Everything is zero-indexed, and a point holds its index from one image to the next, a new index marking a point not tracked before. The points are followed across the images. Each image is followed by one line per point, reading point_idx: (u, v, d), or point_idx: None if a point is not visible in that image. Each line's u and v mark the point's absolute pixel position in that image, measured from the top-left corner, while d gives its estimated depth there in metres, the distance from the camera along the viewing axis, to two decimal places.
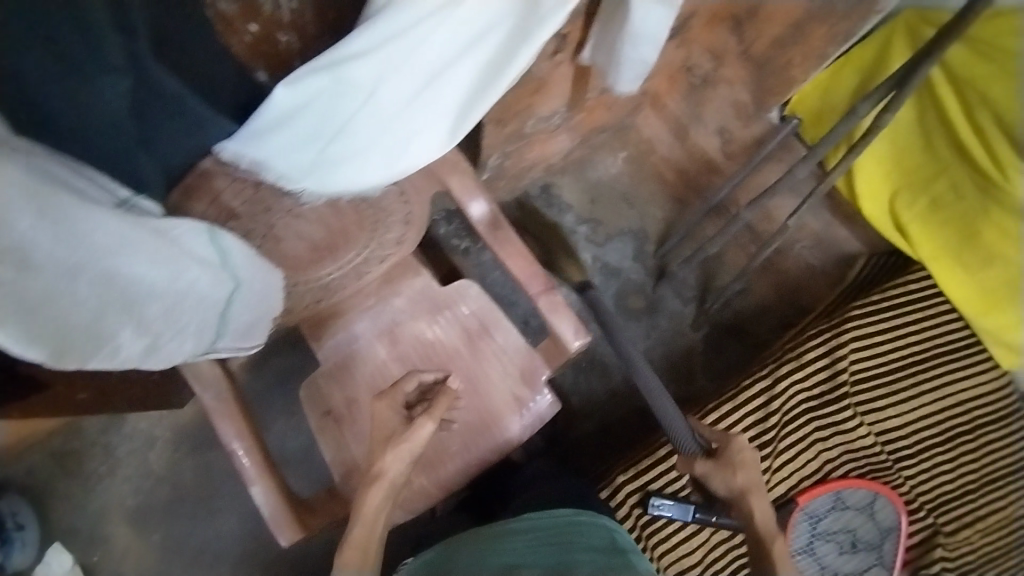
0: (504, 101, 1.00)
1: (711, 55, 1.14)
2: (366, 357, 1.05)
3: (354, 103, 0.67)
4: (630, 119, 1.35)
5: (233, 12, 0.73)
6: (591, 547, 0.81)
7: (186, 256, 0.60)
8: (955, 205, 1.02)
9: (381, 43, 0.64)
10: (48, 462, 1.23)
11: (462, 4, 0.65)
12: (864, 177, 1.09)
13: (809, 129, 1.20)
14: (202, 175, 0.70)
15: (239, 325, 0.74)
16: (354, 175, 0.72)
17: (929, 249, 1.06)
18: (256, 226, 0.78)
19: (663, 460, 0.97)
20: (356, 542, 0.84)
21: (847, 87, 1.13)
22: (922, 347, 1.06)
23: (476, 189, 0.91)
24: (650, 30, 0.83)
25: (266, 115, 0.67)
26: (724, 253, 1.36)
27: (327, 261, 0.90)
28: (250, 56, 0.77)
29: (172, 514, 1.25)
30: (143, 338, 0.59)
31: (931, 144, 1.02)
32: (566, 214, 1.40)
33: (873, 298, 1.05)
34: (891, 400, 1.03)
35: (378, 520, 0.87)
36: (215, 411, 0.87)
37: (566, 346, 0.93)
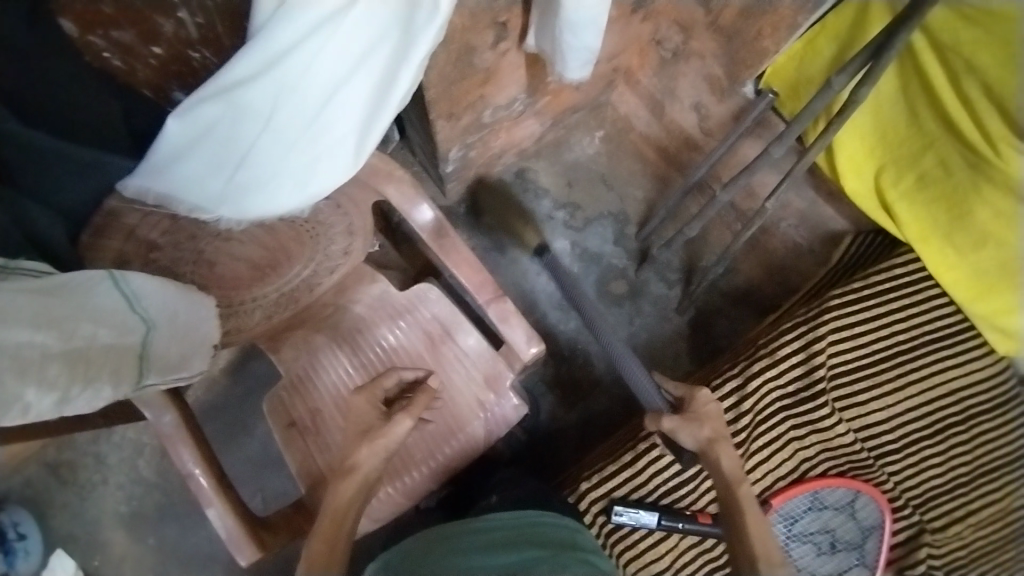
0: (449, 96, 0.95)
1: (678, 26, 1.09)
2: (326, 367, 1.02)
3: (251, 130, 0.64)
4: (603, 97, 1.30)
5: (131, 37, 0.70)
6: (542, 543, 0.78)
7: (80, 313, 0.59)
8: (944, 181, 0.95)
9: (266, 67, 0.61)
10: (43, 473, 1.25)
11: (345, 19, 0.59)
12: (845, 155, 1.02)
13: (787, 102, 1.11)
14: (110, 214, 0.68)
15: (166, 358, 0.71)
16: (265, 203, 0.67)
17: (917, 230, 1.00)
18: (183, 253, 0.76)
19: (629, 467, 0.94)
20: (322, 538, 0.79)
21: (824, 56, 1.03)
22: (910, 336, 1.02)
23: (417, 195, 0.86)
24: (584, 15, 0.77)
25: (163, 147, 0.65)
26: (709, 231, 1.30)
27: (271, 280, 0.87)
28: (158, 77, 0.75)
29: (165, 517, 1.26)
30: (54, 395, 0.56)
31: (918, 117, 0.94)
32: (542, 199, 1.34)
33: (854, 286, 1.02)
34: (874, 394, 1.00)
35: (345, 512, 0.82)
36: (168, 433, 0.85)
37: (520, 354, 0.90)
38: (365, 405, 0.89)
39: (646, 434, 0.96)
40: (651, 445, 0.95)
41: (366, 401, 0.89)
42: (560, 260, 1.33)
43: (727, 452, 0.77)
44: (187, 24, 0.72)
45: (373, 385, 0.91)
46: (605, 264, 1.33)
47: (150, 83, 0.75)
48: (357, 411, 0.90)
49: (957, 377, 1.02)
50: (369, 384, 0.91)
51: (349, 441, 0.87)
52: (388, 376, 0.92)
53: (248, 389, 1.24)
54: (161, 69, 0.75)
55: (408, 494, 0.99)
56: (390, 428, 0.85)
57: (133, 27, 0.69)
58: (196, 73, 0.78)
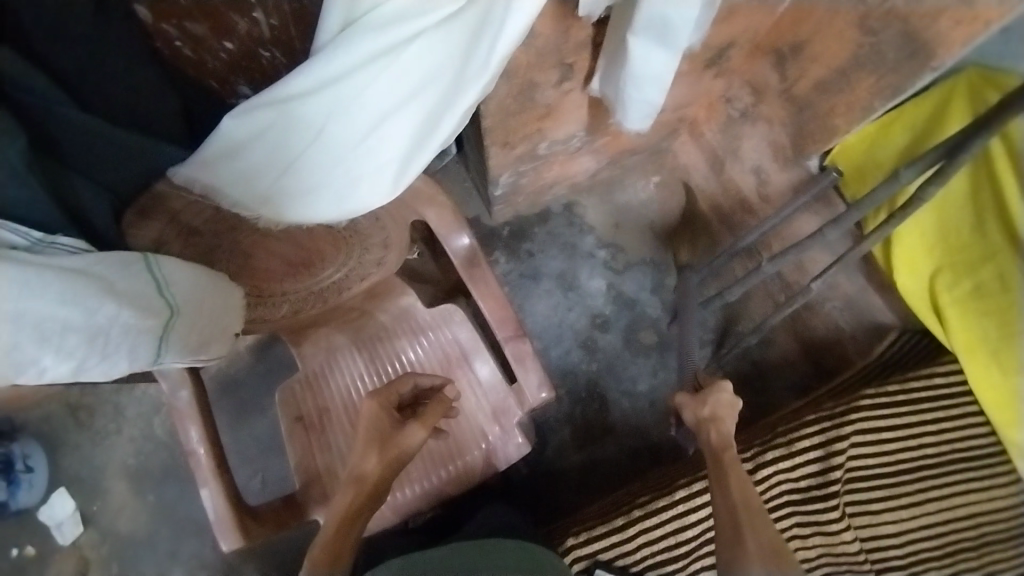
0: (506, 127, 0.95)
1: (750, 88, 1.08)
2: (341, 369, 1.04)
3: (299, 144, 0.66)
4: (666, 144, 1.28)
5: (204, 31, 0.73)
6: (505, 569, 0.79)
7: (108, 293, 0.61)
8: (1000, 295, 0.94)
9: (321, 87, 0.62)
10: (63, 412, 1.30)
11: (400, 56, 0.60)
12: (901, 248, 1.00)
13: (849, 185, 1.08)
14: (156, 197, 0.69)
15: (185, 342, 0.73)
16: (305, 210, 0.69)
17: (963, 340, 0.97)
18: (219, 241, 0.79)
19: (619, 531, 0.95)
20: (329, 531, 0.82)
21: (897, 144, 1.03)
22: (937, 452, 1.01)
23: (461, 223, 0.89)
24: (652, 73, 0.75)
25: (213, 145, 0.66)
26: (751, 297, 1.26)
27: (303, 277, 0.89)
28: (227, 70, 0.79)
29: (167, 478, 1.30)
30: (69, 363, 0.59)
31: (984, 227, 0.95)
32: (586, 235, 1.33)
33: (889, 390, 1.00)
34: (889, 505, 0.99)
35: (352, 522, 0.83)
36: (180, 409, 0.87)
37: (529, 396, 0.92)
38: (377, 411, 0.86)
39: (643, 501, 0.97)
40: (644, 513, 0.96)
41: (378, 408, 0.86)
42: (594, 299, 1.32)
43: (718, 431, 0.83)
44: (261, 24, 0.75)
45: (388, 389, 0.88)
46: (637, 311, 1.32)
47: (216, 76, 0.80)
48: (365, 417, 0.86)
49: (974, 500, 1.01)
50: (385, 389, 0.88)
51: (359, 447, 0.85)
52: (405, 381, 0.90)
53: (268, 370, 1.27)
54: (230, 63, 0.79)
55: (396, 508, 1.00)
56: (403, 439, 0.85)
57: (207, 21, 0.72)
58: (263, 71, 0.82)
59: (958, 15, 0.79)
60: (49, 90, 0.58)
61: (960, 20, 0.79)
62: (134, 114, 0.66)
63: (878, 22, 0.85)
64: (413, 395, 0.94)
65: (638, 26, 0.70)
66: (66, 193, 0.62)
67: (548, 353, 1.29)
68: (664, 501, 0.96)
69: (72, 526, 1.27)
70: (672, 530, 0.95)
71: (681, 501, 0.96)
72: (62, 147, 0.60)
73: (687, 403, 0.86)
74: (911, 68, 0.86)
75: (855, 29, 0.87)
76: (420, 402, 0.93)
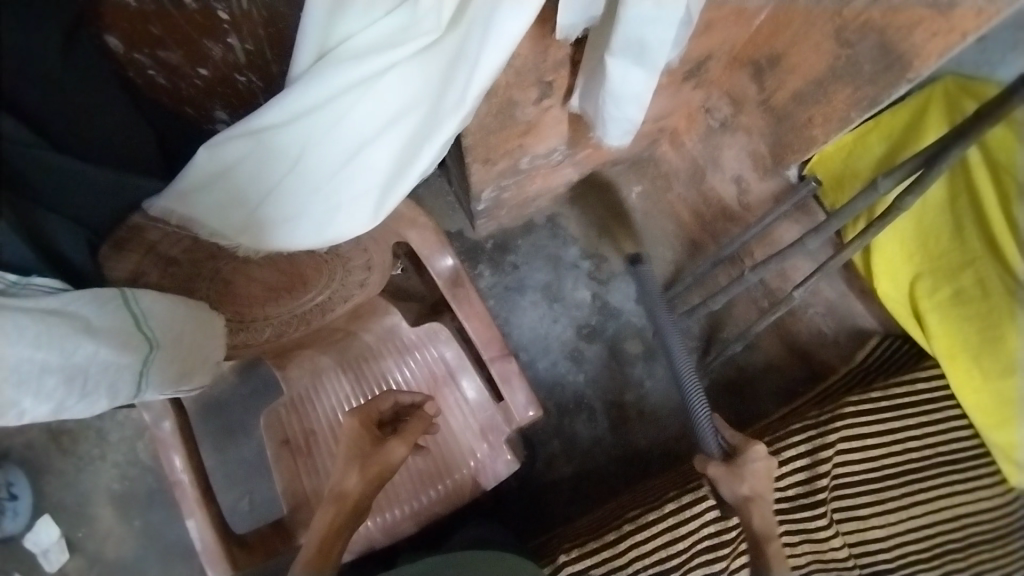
0: (487, 144, 0.95)
1: (730, 99, 1.09)
2: (327, 391, 1.03)
3: (277, 173, 0.65)
4: (646, 153, 1.29)
5: (177, 58, 0.72)
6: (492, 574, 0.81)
7: (85, 332, 0.60)
8: (979, 301, 0.96)
9: (300, 117, 0.62)
10: (45, 438, 1.28)
11: (380, 83, 0.61)
12: (881, 255, 1.02)
13: (828, 194, 1.08)
14: (133, 228, 0.69)
15: (168, 373, 0.72)
16: (286, 237, 0.68)
17: (946, 346, 0.99)
18: (199, 270, 0.78)
19: (610, 546, 0.96)
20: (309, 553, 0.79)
21: (874, 154, 1.04)
22: (922, 456, 1.03)
23: (445, 245, 0.89)
24: (630, 91, 0.74)
25: (188, 176, 0.63)
26: (735, 304, 1.27)
27: (285, 301, 0.87)
28: (203, 95, 0.78)
29: (153, 502, 1.27)
30: (48, 404, 0.59)
31: (961, 233, 0.97)
32: (570, 246, 1.33)
33: (872, 396, 1.02)
34: (875, 509, 1.00)
35: (333, 544, 0.81)
36: (164, 438, 0.86)
37: (517, 415, 0.95)
38: (360, 427, 0.85)
39: (632, 516, 0.99)
40: (634, 527, 0.97)
41: (358, 426, 0.85)
42: (579, 309, 1.32)
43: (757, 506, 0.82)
44: (235, 49, 0.75)
45: (370, 406, 0.88)
46: (623, 320, 1.32)
47: (191, 102, 0.78)
48: (348, 433, 0.85)
49: (958, 502, 1.03)
50: (364, 406, 0.87)
51: (339, 464, 0.84)
52: (386, 398, 0.90)
53: (253, 391, 1.24)
54: (207, 88, 0.78)
55: (387, 530, 0.99)
56: (384, 456, 0.84)
57: (180, 49, 0.71)
58: (240, 96, 0.82)
59: (934, 26, 0.78)
60: (31, 137, 0.53)
61: (937, 31, 0.79)
62: (110, 147, 0.63)
63: (854, 34, 0.85)
64: (394, 411, 0.94)
65: (614, 46, 0.70)
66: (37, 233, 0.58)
67: (535, 365, 1.29)
68: (655, 514, 0.98)
69: (58, 553, 1.24)
70: (662, 542, 0.96)
71: (671, 514, 0.98)
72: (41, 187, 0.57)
73: (721, 476, 0.83)
74: (886, 80, 0.86)
75: (831, 41, 0.88)
76: (401, 418, 0.93)
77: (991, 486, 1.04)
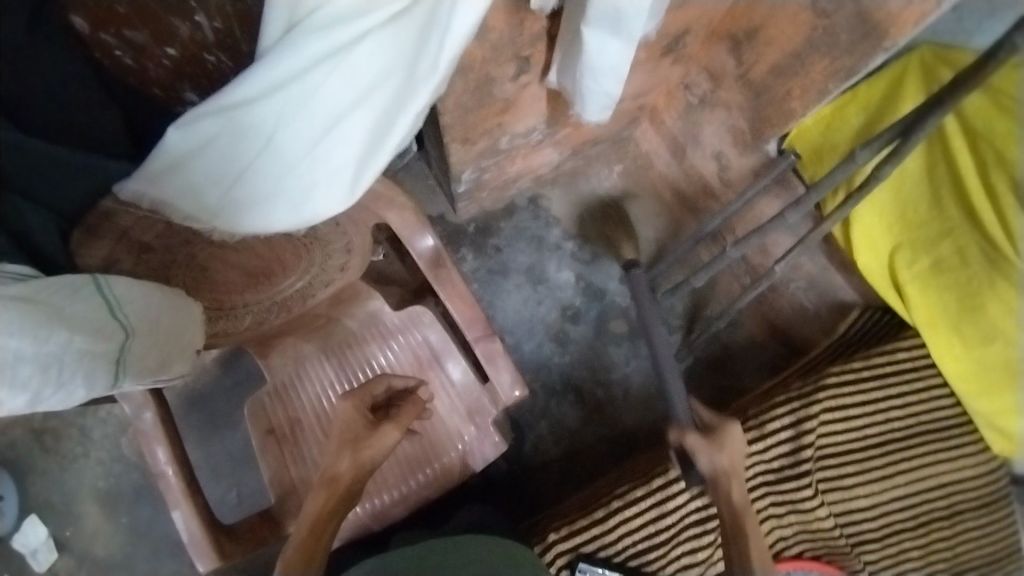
0: (465, 123, 0.93)
1: (708, 74, 1.08)
2: (311, 377, 1.02)
3: (250, 152, 0.63)
4: (627, 132, 1.28)
5: (144, 36, 0.70)
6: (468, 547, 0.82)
7: (59, 319, 0.58)
8: (959, 270, 0.97)
9: (271, 91, 0.60)
10: (27, 438, 1.25)
11: (351, 55, 0.59)
12: (861, 228, 1.03)
13: (808, 166, 1.09)
14: (103, 215, 0.66)
15: (146, 361, 0.70)
16: (261, 218, 0.67)
17: (924, 315, 1.01)
18: (174, 256, 0.76)
19: (599, 522, 0.96)
20: (300, 550, 0.79)
21: (852, 125, 1.05)
22: (906, 425, 1.04)
23: (426, 225, 0.88)
24: (607, 63, 0.74)
25: (160, 155, 0.62)
26: (718, 281, 1.28)
27: (264, 287, 0.86)
28: (171, 78, 0.76)
29: (140, 499, 1.25)
30: (25, 395, 0.57)
31: (941, 201, 0.98)
32: (552, 228, 1.33)
33: (854, 365, 1.03)
34: (860, 479, 1.02)
35: (325, 526, 0.81)
36: (146, 430, 0.84)
37: (503, 394, 0.95)
38: (350, 413, 0.84)
39: (621, 492, 0.98)
40: (624, 504, 0.97)
41: (351, 411, 0.84)
42: (563, 291, 1.31)
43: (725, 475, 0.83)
44: (204, 27, 0.73)
45: (362, 391, 0.86)
46: (608, 300, 1.32)
47: (159, 83, 0.76)
48: (340, 418, 0.84)
49: (944, 470, 1.05)
50: (359, 390, 0.86)
51: (332, 449, 0.83)
52: (378, 383, 0.87)
53: (237, 383, 1.22)
54: (175, 70, 0.75)
55: (378, 516, 0.99)
56: (376, 440, 0.83)
57: (146, 27, 0.70)
58: (209, 78, 0.80)
59: None
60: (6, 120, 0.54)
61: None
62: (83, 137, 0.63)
63: (831, 3, 0.86)
64: (386, 397, 0.91)
65: (591, 17, 0.69)
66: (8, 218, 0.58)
67: (521, 347, 1.29)
68: (643, 490, 0.97)
69: (47, 554, 1.23)
70: (652, 517, 0.97)
71: (659, 488, 0.98)
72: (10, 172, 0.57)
73: (699, 445, 0.81)
74: (864, 49, 0.86)
75: (808, 11, 0.88)
76: (390, 404, 0.91)
77: (972, 452, 1.06)
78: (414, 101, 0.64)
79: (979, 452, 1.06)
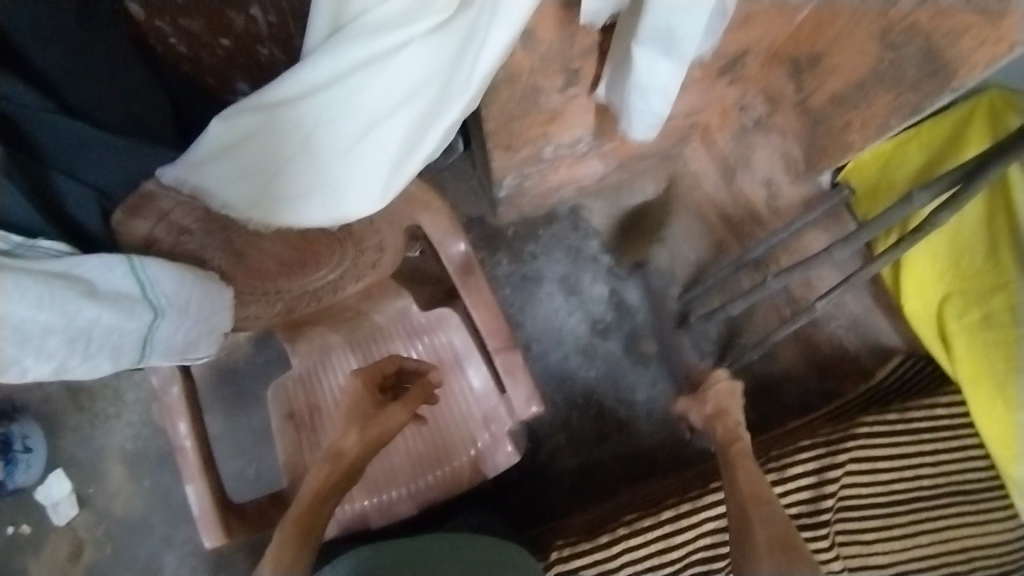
0: (510, 131, 0.93)
1: (764, 98, 1.05)
2: (336, 370, 1.04)
3: (288, 148, 0.64)
4: (677, 150, 1.25)
5: (199, 28, 0.76)
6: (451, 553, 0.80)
7: (88, 297, 0.61)
8: (1010, 328, 0.93)
9: (312, 91, 0.62)
10: (64, 394, 1.30)
11: (390, 62, 0.60)
12: (914, 276, 1.01)
13: (861, 204, 1.05)
14: (145, 196, 0.68)
15: (174, 340, 0.72)
16: (293, 214, 0.67)
17: (970, 371, 0.97)
18: (212, 241, 0.75)
19: (602, 548, 0.95)
20: (296, 521, 0.77)
21: (913, 165, 1.01)
22: (935, 486, 1.00)
23: (460, 230, 0.87)
24: (655, 83, 0.71)
25: (204, 145, 0.65)
26: (756, 311, 1.23)
27: (297, 275, 0.85)
28: (223, 66, 0.82)
29: (163, 464, 1.30)
30: (49, 364, 0.60)
31: (996, 254, 0.95)
32: (591, 239, 1.31)
33: (888, 418, 0.99)
34: (881, 535, 0.97)
35: (325, 498, 0.79)
36: (171, 404, 0.86)
37: (518, 408, 0.94)
38: (361, 390, 0.86)
39: (628, 520, 0.98)
40: (629, 531, 0.96)
41: (361, 387, 0.86)
42: (595, 304, 1.30)
43: (724, 425, 0.88)
44: (258, 21, 0.76)
45: (374, 369, 0.89)
46: (640, 318, 1.30)
47: (212, 73, 0.83)
48: (352, 395, 0.85)
49: (972, 537, 1.00)
50: (369, 368, 0.88)
51: (340, 424, 0.84)
52: (389, 361, 0.90)
53: (266, 363, 1.25)
54: (227, 59, 0.81)
55: (383, 511, 1.00)
56: (385, 418, 0.84)
57: (201, 17, 0.75)
58: (261, 68, 0.83)
59: (981, 34, 0.76)
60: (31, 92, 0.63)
61: (984, 40, 0.76)
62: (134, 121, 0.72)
63: (900, 36, 0.82)
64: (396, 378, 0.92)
65: (642, 35, 0.67)
66: (45, 187, 0.66)
67: (547, 356, 1.28)
68: (651, 520, 0.96)
69: (68, 508, 1.27)
70: (656, 550, 0.95)
71: (667, 520, 0.96)
72: (48, 148, 0.65)
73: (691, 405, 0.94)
74: (930, 86, 0.83)
75: (875, 42, 0.84)
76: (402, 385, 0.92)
77: (1003, 521, 1.00)
78: (446, 117, 0.63)
79: (1013, 523, 1.00)
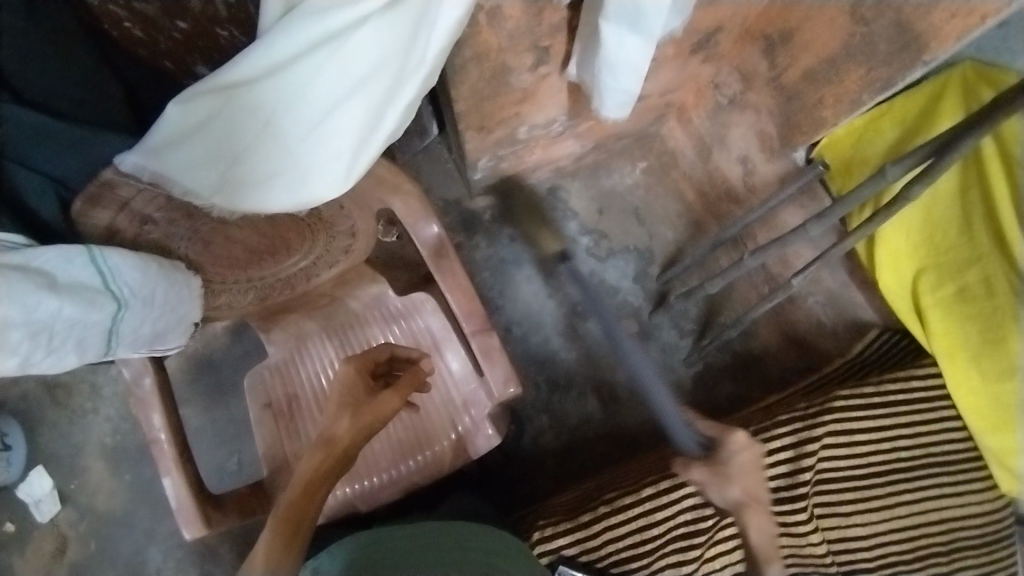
0: (480, 111, 0.91)
1: (739, 75, 1.04)
2: (312, 358, 1.03)
3: (250, 131, 0.62)
4: (654, 129, 1.24)
5: (155, 11, 0.74)
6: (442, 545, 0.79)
7: (48, 288, 0.59)
8: (984, 301, 0.94)
9: (271, 71, 0.60)
10: (40, 390, 1.28)
11: (349, 39, 0.59)
12: (888, 249, 1.01)
13: (835, 179, 1.04)
14: (104, 183, 0.66)
15: (142, 331, 0.70)
16: (258, 199, 0.65)
17: (945, 343, 0.98)
18: (177, 230, 0.73)
19: (584, 526, 0.96)
20: (284, 518, 0.75)
21: (886, 140, 1.01)
22: (912, 457, 1.01)
23: (431, 212, 0.85)
24: (625, 60, 0.70)
25: (161, 130, 0.62)
26: (735, 289, 1.24)
27: (267, 262, 0.84)
28: (183, 50, 0.80)
29: (144, 457, 1.29)
30: (12, 358, 0.59)
31: (970, 226, 0.96)
32: (569, 221, 1.30)
33: (864, 391, 1.00)
34: (858, 507, 0.98)
35: (318, 486, 0.78)
36: (143, 396, 0.85)
37: (496, 390, 0.94)
38: (353, 376, 0.84)
39: (609, 498, 0.98)
40: (610, 510, 0.97)
41: (353, 374, 0.84)
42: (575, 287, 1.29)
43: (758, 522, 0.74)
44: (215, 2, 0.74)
45: (365, 356, 0.87)
46: (620, 299, 1.29)
47: (171, 56, 0.81)
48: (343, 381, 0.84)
49: (946, 505, 1.02)
50: (360, 356, 0.86)
51: (330, 412, 0.83)
52: (381, 349, 0.88)
53: (244, 353, 1.24)
54: (186, 42, 0.79)
55: (362, 497, 0.99)
56: (377, 404, 0.82)
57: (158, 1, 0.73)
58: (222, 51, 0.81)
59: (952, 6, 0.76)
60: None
61: (956, 12, 0.76)
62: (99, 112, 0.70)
63: (871, 10, 0.82)
64: (388, 365, 0.91)
65: (610, 11, 0.66)
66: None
67: (527, 340, 1.27)
68: (632, 498, 0.97)
69: (50, 504, 1.26)
70: (637, 527, 0.96)
71: (648, 499, 0.97)
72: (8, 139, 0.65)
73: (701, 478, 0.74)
74: (900, 61, 0.83)
75: (847, 15, 0.84)
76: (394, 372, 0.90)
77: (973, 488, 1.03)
78: (405, 94, 0.63)
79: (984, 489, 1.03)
